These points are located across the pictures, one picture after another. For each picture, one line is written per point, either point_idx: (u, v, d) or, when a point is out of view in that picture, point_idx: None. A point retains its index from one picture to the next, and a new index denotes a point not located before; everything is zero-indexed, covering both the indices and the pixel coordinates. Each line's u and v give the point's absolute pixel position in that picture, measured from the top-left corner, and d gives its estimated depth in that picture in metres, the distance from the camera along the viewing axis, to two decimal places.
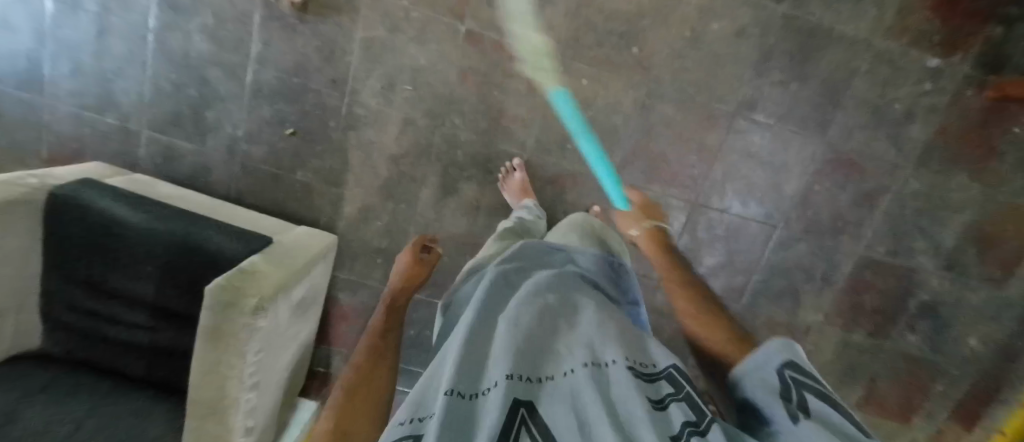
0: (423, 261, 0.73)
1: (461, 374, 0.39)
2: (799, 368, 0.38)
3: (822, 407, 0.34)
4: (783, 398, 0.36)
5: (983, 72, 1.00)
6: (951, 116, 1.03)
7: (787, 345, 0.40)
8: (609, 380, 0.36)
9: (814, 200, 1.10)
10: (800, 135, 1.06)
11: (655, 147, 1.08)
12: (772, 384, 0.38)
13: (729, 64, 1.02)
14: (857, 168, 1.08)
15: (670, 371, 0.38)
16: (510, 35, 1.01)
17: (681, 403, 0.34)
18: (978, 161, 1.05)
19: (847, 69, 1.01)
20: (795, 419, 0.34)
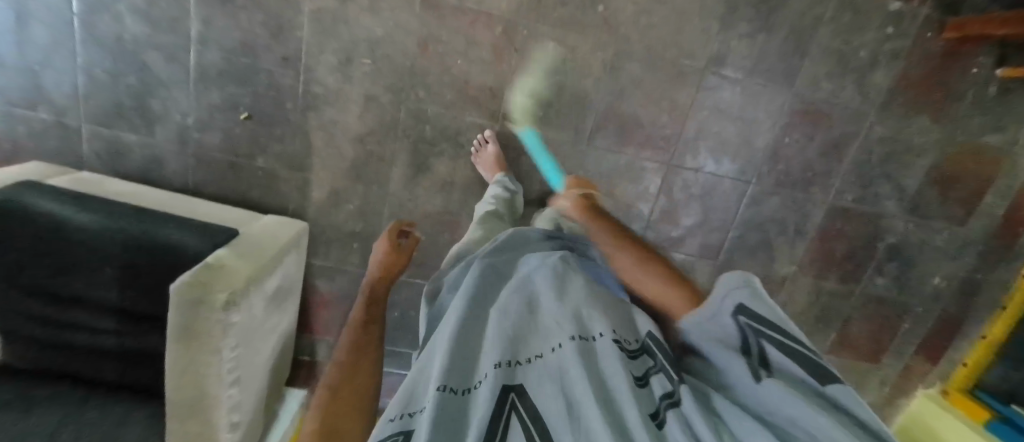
0: (400, 247, 0.72)
1: (450, 366, 0.39)
2: (754, 313, 0.40)
3: (780, 358, 0.36)
4: (744, 351, 0.39)
5: (942, 13, 1.00)
6: (912, 59, 1.04)
7: (749, 285, 0.42)
8: (598, 354, 0.37)
9: (785, 153, 1.12)
10: (768, 88, 1.06)
11: (627, 110, 1.07)
12: (732, 336, 0.41)
13: (696, 18, 1.00)
14: (824, 118, 1.09)
15: (648, 342, 0.42)
16: None
17: (661, 375, 0.36)
18: (938, 103, 1.07)
19: (812, 16, 1.01)
20: (757, 372, 0.36)
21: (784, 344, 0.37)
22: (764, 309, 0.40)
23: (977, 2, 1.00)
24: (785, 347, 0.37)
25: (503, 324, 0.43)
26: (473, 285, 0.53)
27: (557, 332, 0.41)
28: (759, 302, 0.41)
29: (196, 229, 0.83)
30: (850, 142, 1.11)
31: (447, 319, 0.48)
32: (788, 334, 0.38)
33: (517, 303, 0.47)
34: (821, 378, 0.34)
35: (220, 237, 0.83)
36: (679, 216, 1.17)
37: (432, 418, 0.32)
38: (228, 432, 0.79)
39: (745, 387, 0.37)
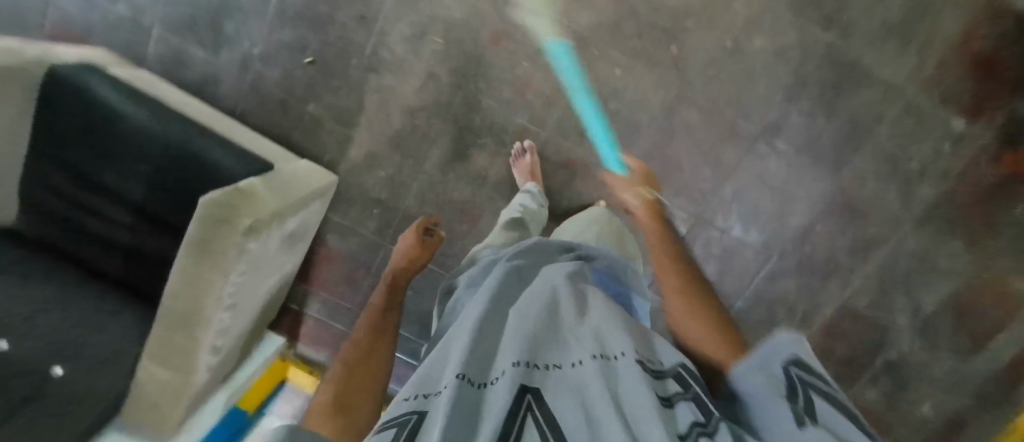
0: (425, 243, 0.80)
1: (470, 362, 0.39)
2: (806, 367, 0.31)
3: (828, 410, 0.26)
4: (785, 398, 0.29)
5: (1002, 144, 1.01)
6: (961, 182, 1.04)
7: (796, 342, 0.33)
8: (619, 372, 0.35)
9: (813, 238, 1.11)
10: (814, 171, 1.06)
11: (672, 154, 1.07)
12: (773, 384, 0.31)
13: (761, 85, 1.01)
14: (861, 214, 1.09)
15: (678, 370, 0.37)
16: (551, 8, 0.98)
17: (690, 402, 0.32)
18: (976, 230, 1.07)
19: (874, 114, 1.01)
20: (797, 422, 0.26)
21: (838, 401, 0.27)
22: (818, 369, 0.31)
23: None
24: (838, 404, 0.27)
25: (524, 326, 0.43)
26: (496, 284, 0.54)
27: (580, 345, 0.40)
28: (813, 360, 0.32)
29: (236, 155, 0.83)
30: (880, 244, 1.10)
31: (468, 316, 0.49)
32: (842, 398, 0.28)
33: (539, 307, 0.47)
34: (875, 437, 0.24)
35: (257, 169, 0.84)
36: None
37: (450, 404, 0.32)
38: (207, 355, 0.79)
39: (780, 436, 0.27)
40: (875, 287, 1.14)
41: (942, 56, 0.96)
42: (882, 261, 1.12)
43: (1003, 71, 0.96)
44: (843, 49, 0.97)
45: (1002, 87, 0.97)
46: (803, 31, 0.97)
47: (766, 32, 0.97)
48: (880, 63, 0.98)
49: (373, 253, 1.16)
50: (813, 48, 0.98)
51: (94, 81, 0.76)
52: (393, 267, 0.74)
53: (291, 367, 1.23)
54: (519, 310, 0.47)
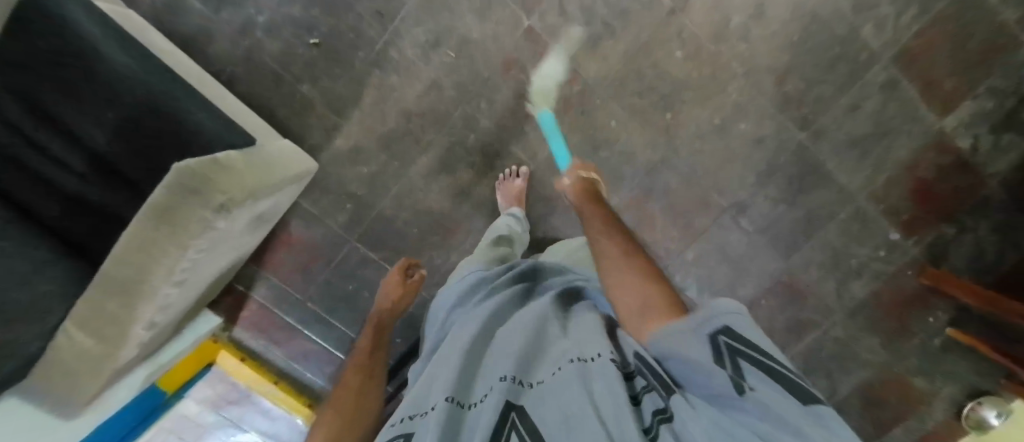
0: (406, 286, 0.87)
1: (459, 383, 0.40)
2: (732, 327, 0.32)
3: (760, 378, 0.29)
4: (715, 365, 0.31)
5: (925, 260, 1.14)
6: (887, 285, 1.17)
7: (719, 300, 0.34)
8: (594, 371, 0.35)
9: (757, 312, 1.20)
10: (769, 252, 1.15)
11: (648, 210, 1.13)
12: (698, 351, 0.32)
13: (739, 165, 1.09)
14: (801, 298, 1.19)
15: (636, 358, 0.37)
16: (566, 49, 1.01)
17: (653, 393, 0.32)
18: (891, 331, 1.19)
19: (828, 211, 1.12)
20: (739, 391, 0.28)
21: (770, 367, 0.29)
22: (743, 320, 0.33)
23: (956, 266, 1.14)
24: (769, 369, 0.29)
25: (511, 343, 0.44)
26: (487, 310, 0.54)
27: (566, 353, 0.40)
28: (740, 316, 0.33)
29: (218, 121, 0.80)
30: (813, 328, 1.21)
31: (458, 337, 0.50)
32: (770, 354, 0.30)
33: (525, 322, 0.48)
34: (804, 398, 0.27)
35: (236, 139, 0.81)
36: None
37: (438, 426, 0.34)
38: (142, 330, 0.73)
39: (727, 408, 0.29)
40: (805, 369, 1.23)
41: (891, 174, 1.09)
42: (812, 344, 1.22)
43: (935, 198, 1.10)
44: (812, 149, 1.08)
45: (933, 211, 1.11)
46: (783, 125, 1.06)
47: (752, 118, 1.06)
48: (841, 169, 1.09)
49: (337, 247, 1.12)
50: (788, 142, 1.07)
51: (74, 12, 0.68)
52: (379, 308, 0.84)
53: (223, 350, 1.15)
54: (507, 330, 0.48)
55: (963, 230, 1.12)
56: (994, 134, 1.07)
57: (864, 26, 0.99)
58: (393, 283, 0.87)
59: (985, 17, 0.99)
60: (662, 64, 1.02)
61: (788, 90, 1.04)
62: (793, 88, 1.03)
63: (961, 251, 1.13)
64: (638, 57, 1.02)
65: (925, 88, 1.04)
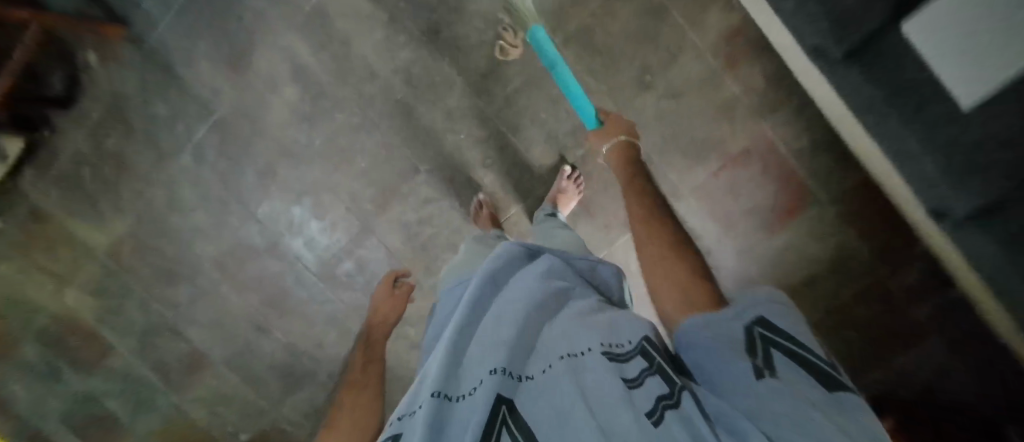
0: (396, 298, 0.86)
1: (446, 373, 0.43)
2: (770, 324, 0.41)
3: (789, 364, 0.39)
4: (749, 352, 0.40)
5: None
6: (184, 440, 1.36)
7: (769, 301, 0.43)
8: (583, 367, 0.40)
9: (167, 344, 1.29)
10: (212, 353, 1.29)
11: (261, 256, 1.22)
12: (737, 336, 0.41)
13: (300, 328, 1.26)
14: (185, 379, 1.31)
15: (645, 345, 0.42)
16: (399, 200, 1.15)
17: (655, 376, 0.39)
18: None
19: (259, 398, 1.31)
20: (761, 374, 0.38)
21: (792, 353, 0.39)
22: (779, 316, 0.42)
23: None
24: (799, 360, 0.39)
25: (495, 331, 0.46)
26: (477, 293, 0.54)
27: (552, 345, 0.45)
28: (774, 315, 0.42)
29: None
30: (139, 384, 1.31)
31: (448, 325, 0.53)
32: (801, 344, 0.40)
33: (508, 305, 0.50)
34: (828, 385, 0.37)
35: None
36: (150, 246, 1.22)
37: (424, 426, 0.37)
38: None
39: (746, 388, 0.38)
40: (100, 377, 1.31)
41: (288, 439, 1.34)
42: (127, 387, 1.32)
43: None
44: (310, 383, 1.30)
45: None
46: (328, 364, 1.28)
47: (336, 342, 1.26)
48: (292, 404, 1.31)
49: None
50: (310, 367, 1.29)
51: None
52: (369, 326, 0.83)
53: None
54: (495, 312, 0.50)
55: None
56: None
57: None
58: (381, 292, 0.87)
59: None
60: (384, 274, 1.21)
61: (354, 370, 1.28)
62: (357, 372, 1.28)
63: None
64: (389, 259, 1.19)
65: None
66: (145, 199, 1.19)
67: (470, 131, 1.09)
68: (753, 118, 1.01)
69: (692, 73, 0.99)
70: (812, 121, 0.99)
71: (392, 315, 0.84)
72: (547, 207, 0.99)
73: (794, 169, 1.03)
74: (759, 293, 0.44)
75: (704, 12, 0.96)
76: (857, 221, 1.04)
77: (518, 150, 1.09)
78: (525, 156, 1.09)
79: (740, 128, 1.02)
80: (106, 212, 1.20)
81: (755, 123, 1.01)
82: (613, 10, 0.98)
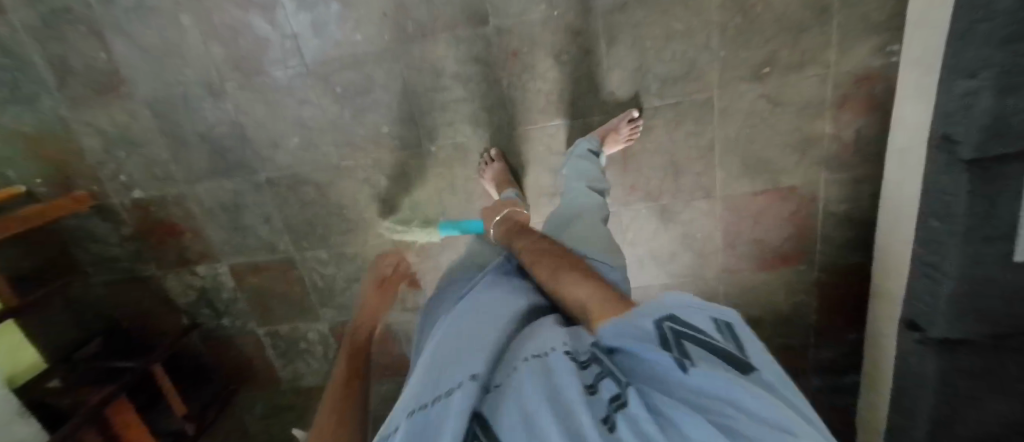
0: (382, 302, 0.90)
1: (418, 388, 0.38)
2: (682, 322, 0.39)
3: (700, 356, 0.35)
4: (664, 348, 0.36)
5: (95, 206, 1.15)
6: (57, 160, 1.11)
7: (670, 304, 0.41)
8: (549, 365, 0.37)
9: (79, 41, 1.00)
10: (135, 84, 1.03)
11: (249, 8, 0.95)
12: (649, 333, 0.38)
13: (256, 115, 1.04)
14: (86, 94, 1.04)
15: (596, 351, 0.40)
16: (446, 39, 0.96)
17: (609, 378, 0.36)
18: (27, 150, 1.10)
19: (174, 163, 1.10)
20: (684, 367, 0.34)
21: (706, 343, 0.37)
22: (685, 312, 0.40)
23: (80, 226, 1.18)
24: (718, 352, 0.36)
25: (464, 345, 0.43)
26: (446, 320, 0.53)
27: (519, 351, 0.42)
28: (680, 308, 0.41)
29: None
30: (22, 66, 1.02)
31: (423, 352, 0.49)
32: (712, 335, 0.37)
33: (483, 321, 0.48)
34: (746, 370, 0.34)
35: None
36: None
37: None
38: None
39: (666, 384, 0.34)
40: None
41: (189, 218, 1.16)
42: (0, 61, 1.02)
43: (155, 240, 1.19)
44: (241, 178, 1.11)
45: (146, 235, 1.18)
46: (271, 169, 1.10)
47: (293, 151, 1.08)
48: (209, 189, 1.12)
49: None
50: (249, 163, 1.09)
51: None
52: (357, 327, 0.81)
53: None
54: (468, 325, 0.47)
55: (112, 241, 1.20)
56: (175, 297, 1.27)
57: (315, 256, 1.19)
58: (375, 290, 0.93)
59: (286, 326, 1.28)
60: (385, 110, 1.03)
61: (299, 189, 1.11)
62: (300, 194, 1.12)
63: (69, 227, 1.18)
64: (400, 99, 1.02)
65: (240, 272, 1.22)
66: None
67: (566, 12, 0.91)
68: (819, 165, 0.99)
69: (804, 91, 0.92)
70: (860, 195, 1.00)
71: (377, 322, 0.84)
72: (589, 142, 0.92)
73: (814, 228, 1.05)
74: (667, 297, 0.42)
75: (856, 40, 0.87)
76: (824, 294, 1.12)
77: (600, 65, 0.95)
78: (603, 76, 0.96)
79: (804, 167, 0.99)
80: None
81: (818, 171, 0.99)
82: None
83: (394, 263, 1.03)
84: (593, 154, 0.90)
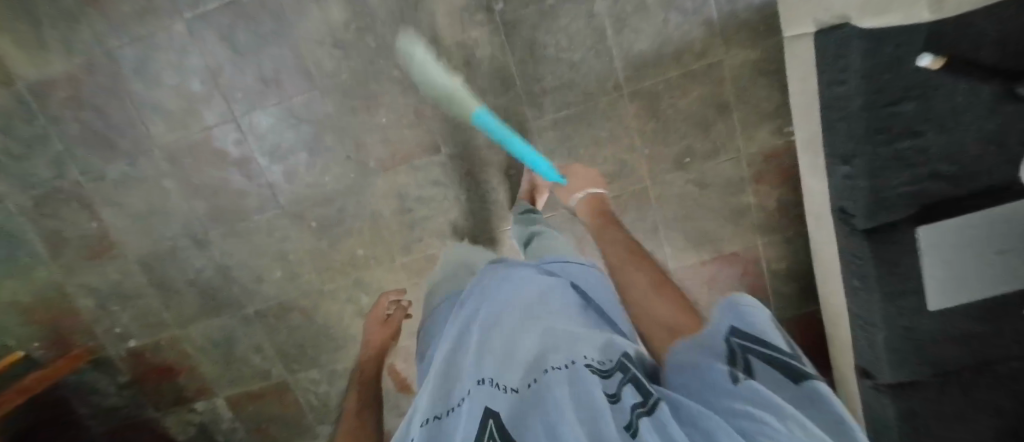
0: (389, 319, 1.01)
1: (438, 399, 0.41)
2: (749, 334, 0.37)
3: (762, 369, 0.34)
4: (728, 361, 0.35)
5: (94, 359, 1.21)
6: (57, 322, 1.18)
7: (744, 309, 0.39)
8: (566, 377, 0.36)
9: (74, 215, 1.10)
10: (127, 245, 1.12)
11: (227, 167, 1.07)
12: (718, 349, 0.37)
13: (240, 255, 1.13)
14: (82, 260, 1.13)
15: (623, 362, 0.41)
16: (405, 169, 1.08)
17: (631, 387, 0.37)
18: (28, 317, 1.17)
19: (166, 308, 1.17)
20: (737, 379, 0.32)
21: (774, 359, 0.34)
22: (761, 326, 0.37)
23: (79, 380, 1.22)
24: (777, 361, 0.34)
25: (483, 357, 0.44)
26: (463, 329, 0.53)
27: (541, 360, 0.41)
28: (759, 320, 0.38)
29: None
30: (21, 244, 1.11)
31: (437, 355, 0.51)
32: (777, 347, 0.35)
33: (500, 329, 0.48)
34: (805, 381, 0.32)
35: None
36: (97, 104, 1.02)
37: None
38: None
39: (718, 388, 0.32)
40: None
41: (184, 357, 1.21)
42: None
43: (152, 383, 1.23)
44: (230, 313, 1.18)
45: (143, 379, 1.23)
46: (258, 300, 1.17)
47: (278, 282, 1.16)
48: (202, 328, 1.19)
49: None
50: (237, 299, 1.17)
51: None
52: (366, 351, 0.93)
53: None
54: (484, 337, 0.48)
55: (110, 391, 1.24)
56: (174, 435, 1.29)
57: (308, 375, 1.24)
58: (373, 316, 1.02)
59: None
60: (358, 234, 1.13)
61: (285, 315, 1.19)
62: (287, 319, 1.19)
63: (67, 383, 1.22)
64: (370, 223, 1.12)
65: (236, 401, 1.26)
66: (108, 50, 0.99)
67: None
68: (754, 230, 1.09)
69: (724, 171, 1.05)
70: (796, 251, 1.10)
71: (379, 342, 0.95)
72: (524, 206, 0.98)
73: (764, 284, 1.14)
74: (736, 303, 0.40)
75: (757, 126, 1.00)
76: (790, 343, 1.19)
77: None
78: None
79: (741, 235, 1.10)
80: (48, 47, 0.99)
81: (754, 236, 1.10)
82: (687, 86, 0.98)
83: (396, 294, 1.08)
84: (531, 211, 0.95)
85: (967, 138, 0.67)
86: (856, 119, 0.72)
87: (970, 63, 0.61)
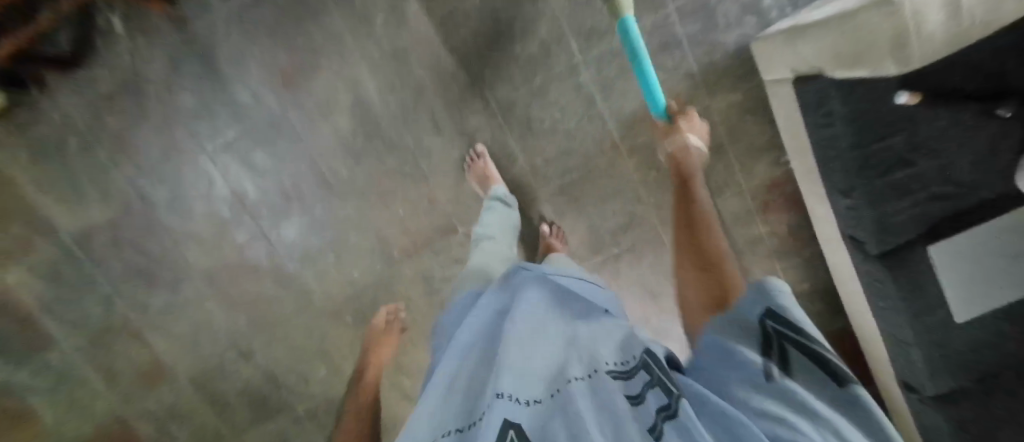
0: (385, 330, 1.08)
1: (458, 408, 0.39)
2: (785, 319, 0.38)
3: (797, 360, 0.36)
4: (761, 348, 0.37)
5: None
6: None
7: (773, 287, 0.40)
8: (596, 390, 0.37)
9: (127, 347, 1.16)
10: (178, 367, 1.18)
11: (262, 279, 1.13)
12: (749, 330, 0.39)
13: (284, 358, 1.18)
14: (138, 387, 1.18)
15: (643, 364, 0.41)
16: (428, 254, 1.13)
17: (654, 390, 0.37)
18: None
19: (221, 419, 1.22)
20: (771, 377, 0.35)
21: (810, 350, 0.36)
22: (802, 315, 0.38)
23: None
24: (814, 357, 0.36)
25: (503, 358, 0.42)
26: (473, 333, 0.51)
27: (562, 368, 0.41)
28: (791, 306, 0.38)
29: None
30: (80, 382, 1.17)
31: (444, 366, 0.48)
32: (815, 342, 0.36)
33: (513, 329, 0.46)
34: (839, 382, 0.34)
35: None
36: (137, 243, 1.09)
37: None
38: None
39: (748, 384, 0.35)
40: (37, 368, 1.16)
41: None
42: (60, 384, 1.17)
43: None
44: (282, 414, 1.22)
45: None
46: (306, 397, 1.21)
47: (322, 377, 1.20)
48: (257, 432, 1.23)
49: None
50: (287, 399, 1.21)
51: None
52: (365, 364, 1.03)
53: None
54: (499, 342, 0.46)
55: None
56: None
57: None
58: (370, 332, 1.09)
59: None
60: None
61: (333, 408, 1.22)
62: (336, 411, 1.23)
63: None
64: (402, 308, 1.17)
65: None
66: (141, 193, 1.06)
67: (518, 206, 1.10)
68: (770, 256, 1.12)
69: (731, 206, 1.09)
70: (817, 270, 1.12)
71: (382, 354, 1.05)
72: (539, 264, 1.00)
73: None
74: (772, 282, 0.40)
75: (755, 161, 1.04)
76: None
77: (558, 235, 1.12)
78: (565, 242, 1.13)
79: (758, 262, 1.13)
80: (86, 200, 1.06)
81: (771, 261, 1.13)
82: None
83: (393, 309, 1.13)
84: None
85: (962, 161, 0.62)
86: (846, 159, 0.71)
87: (957, 94, 0.59)
